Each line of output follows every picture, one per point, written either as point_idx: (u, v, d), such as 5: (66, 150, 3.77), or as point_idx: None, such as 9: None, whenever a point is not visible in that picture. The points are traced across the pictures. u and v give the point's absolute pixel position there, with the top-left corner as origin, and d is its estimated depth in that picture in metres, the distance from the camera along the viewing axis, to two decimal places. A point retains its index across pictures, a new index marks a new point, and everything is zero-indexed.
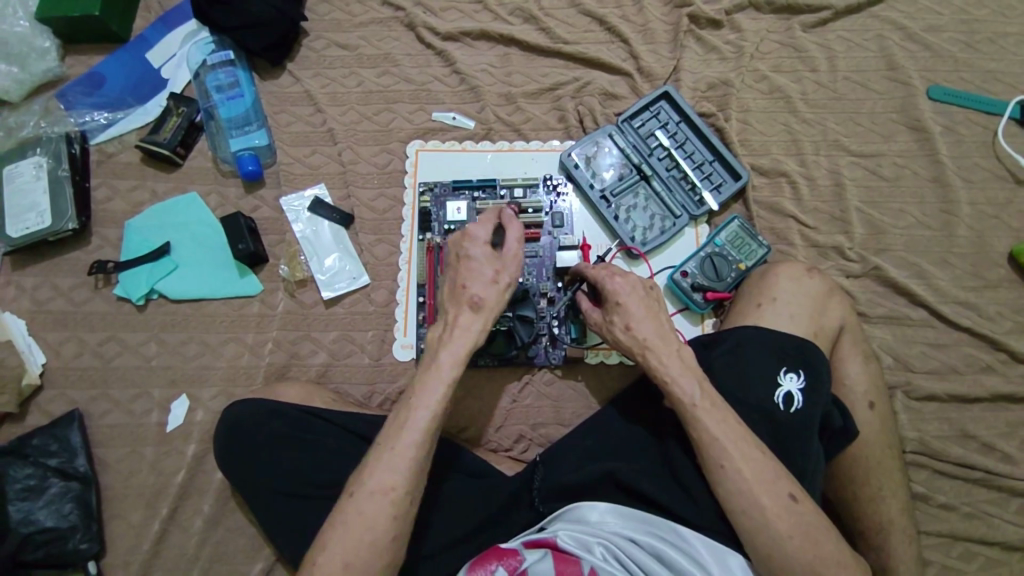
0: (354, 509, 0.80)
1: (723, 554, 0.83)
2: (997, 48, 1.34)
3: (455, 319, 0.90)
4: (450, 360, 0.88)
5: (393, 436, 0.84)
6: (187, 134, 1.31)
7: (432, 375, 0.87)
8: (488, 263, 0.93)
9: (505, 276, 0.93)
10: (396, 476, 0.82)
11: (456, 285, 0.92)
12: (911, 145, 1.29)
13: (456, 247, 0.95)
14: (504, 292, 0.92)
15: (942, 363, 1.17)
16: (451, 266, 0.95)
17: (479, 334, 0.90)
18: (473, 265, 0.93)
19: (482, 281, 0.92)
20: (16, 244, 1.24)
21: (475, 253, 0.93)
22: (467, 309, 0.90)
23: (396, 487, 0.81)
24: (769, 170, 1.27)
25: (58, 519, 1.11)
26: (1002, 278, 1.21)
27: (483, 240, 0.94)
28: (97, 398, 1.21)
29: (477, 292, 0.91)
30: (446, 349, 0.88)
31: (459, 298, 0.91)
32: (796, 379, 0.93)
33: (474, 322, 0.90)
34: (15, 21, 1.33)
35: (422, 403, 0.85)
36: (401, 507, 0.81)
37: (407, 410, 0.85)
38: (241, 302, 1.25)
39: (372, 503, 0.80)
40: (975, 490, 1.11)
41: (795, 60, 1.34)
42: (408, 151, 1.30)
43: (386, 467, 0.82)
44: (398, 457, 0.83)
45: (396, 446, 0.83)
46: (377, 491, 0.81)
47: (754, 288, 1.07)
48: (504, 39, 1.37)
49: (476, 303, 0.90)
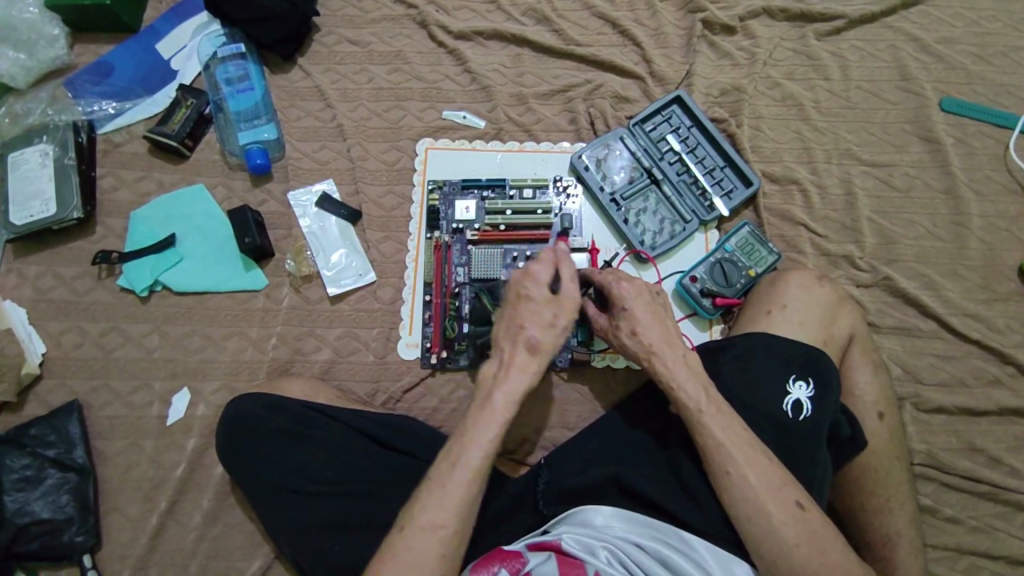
0: (402, 547, 0.77)
1: (729, 561, 0.82)
2: (1009, 61, 1.33)
3: (512, 359, 0.88)
4: (505, 399, 0.86)
5: (445, 475, 0.82)
6: (196, 125, 1.30)
7: (487, 415, 0.85)
8: (548, 306, 0.91)
9: (564, 320, 0.91)
10: (445, 515, 0.79)
11: (513, 324, 0.90)
12: (923, 157, 1.28)
13: (517, 286, 0.93)
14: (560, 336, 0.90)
15: (951, 375, 1.16)
16: (510, 303, 0.93)
17: (532, 378, 0.88)
18: (534, 306, 0.91)
19: (542, 324, 0.90)
20: (19, 232, 1.23)
21: (535, 292, 0.91)
22: (526, 352, 0.88)
23: (445, 526, 0.79)
24: (780, 178, 1.27)
25: (55, 511, 1.10)
26: (1012, 291, 1.21)
27: (545, 281, 0.92)
28: (97, 389, 1.19)
29: (538, 336, 0.89)
30: (502, 388, 0.86)
31: (516, 339, 0.89)
32: (805, 387, 0.93)
33: (531, 365, 0.88)
34: (25, 8, 1.31)
35: (475, 443, 0.83)
36: (450, 546, 0.78)
37: (460, 447, 0.83)
38: (246, 296, 1.23)
39: (421, 542, 0.77)
40: (983, 504, 1.10)
41: (808, 67, 1.34)
42: (417, 149, 1.29)
43: (434, 506, 0.80)
44: (449, 495, 0.80)
45: (446, 485, 0.81)
46: (425, 530, 0.78)
47: (765, 295, 1.06)
48: (517, 40, 1.36)
49: (532, 347, 0.88)
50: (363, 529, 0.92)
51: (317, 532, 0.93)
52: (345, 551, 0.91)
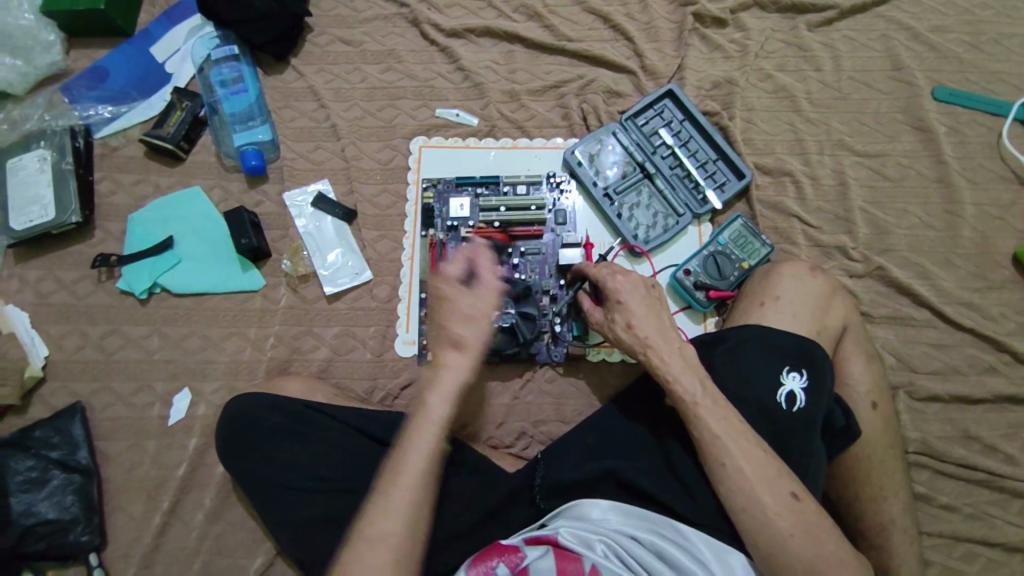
0: (353, 557, 0.79)
1: (724, 552, 0.83)
2: (1002, 49, 1.33)
3: (441, 359, 0.91)
4: (439, 400, 0.89)
5: (386, 482, 0.84)
6: (191, 128, 1.31)
7: (424, 418, 0.87)
8: (465, 301, 0.93)
9: (484, 312, 0.93)
10: (392, 521, 0.81)
11: (438, 327, 0.94)
12: (915, 146, 1.29)
13: (435, 288, 0.96)
14: (486, 328, 0.93)
15: (945, 364, 1.17)
16: (434, 306, 0.96)
17: (466, 372, 0.91)
18: (453, 304, 0.93)
19: (463, 320, 0.92)
20: (20, 237, 1.24)
21: (450, 291, 0.94)
22: (453, 350, 0.91)
23: (394, 531, 0.80)
24: (773, 170, 1.27)
25: (60, 512, 1.11)
26: (1005, 279, 1.21)
27: (458, 277, 0.94)
28: (99, 391, 1.21)
29: (460, 332, 0.92)
30: (433, 390, 0.89)
31: (443, 340, 0.92)
32: (798, 378, 0.93)
33: (462, 363, 0.91)
34: (20, 14, 1.33)
35: (414, 447, 0.85)
36: (401, 547, 0.79)
37: (399, 454, 0.85)
38: (244, 296, 1.25)
39: (371, 550, 0.79)
40: (978, 491, 1.11)
41: (800, 59, 1.34)
42: (411, 147, 1.30)
43: (380, 514, 0.81)
44: (394, 500, 0.82)
45: (389, 492, 0.82)
46: (375, 538, 0.79)
47: (758, 287, 1.07)
48: (508, 37, 1.37)
49: (458, 343, 0.91)
50: None
51: (316, 529, 0.94)
52: None
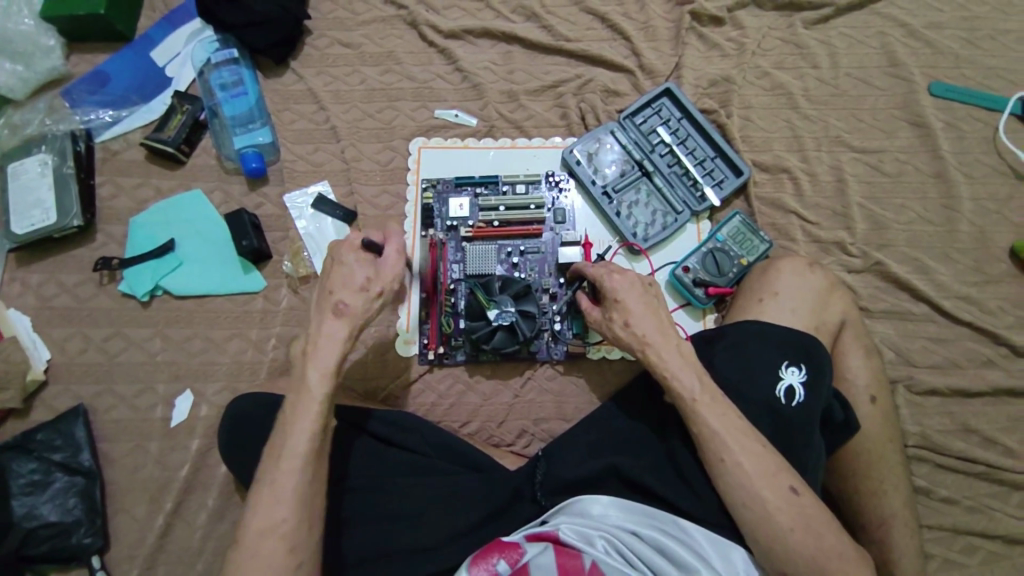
0: (247, 556, 0.79)
1: (725, 547, 0.84)
2: (997, 44, 1.34)
3: (320, 330, 0.91)
4: (321, 377, 0.88)
5: (272, 470, 0.84)
6: (192, 131, 1.32)
7: (305, 399, 0.87)
8: (360, 271, 0.95)
9: (378, 286, 0.94)
10: (282, 510, 0.81)
11: (324, 291, 0.94)
12: (912, 142, 1.29)
13: (332, 253, 0.97)
14: (372, 299, 0.94)
15: (944, 358, 1.17)
16: (324, 271, 0.97)
17: (344, 343, 0.91)
18: (344, 271, 0.95)
19: (351, 288, 0.93)
20: (21, 241, 1.25)
21: (348, 258, 0.95)
22: (333, 318, 0.91)
23: (285, 522, 0.81)
24: (771, 167, 1.28)
25: (63, 513, 1.12)
26: (1003, 273, 1.22)
27: (356, 246, 0.97)
28: (102, 393, 1.21)
29: (346, 300, 0.92)
30: (314, 365, 0.89)
31: (325, 305, 0.93)
32: (797, 373, 0.93)
33: (340, 334, 0.91)
34: (20, 20, 1.34)
35: (296, 429, 0.85)
36: (295, 537, 0.81)
37: (284, 438, 0.85)
38: (245, 298, 1.25)
39: (263, 545, 0.79)
40: (978, 485, 1.11)
41: (796, 56, 1.34)
42: (410, 148, 1.30)
43: (267, 505, 0.81)
44: (282, 488, 0.82)
45: (276, 481, 0.83)
46: (265, 533, 0.80)
47: (756, 283, 1.07)
48: (506, 37, 1.37)
49: (341, 310, 0.92)
50: (366, 525, 0.94)
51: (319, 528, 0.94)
52: (350, 545, 0.93)
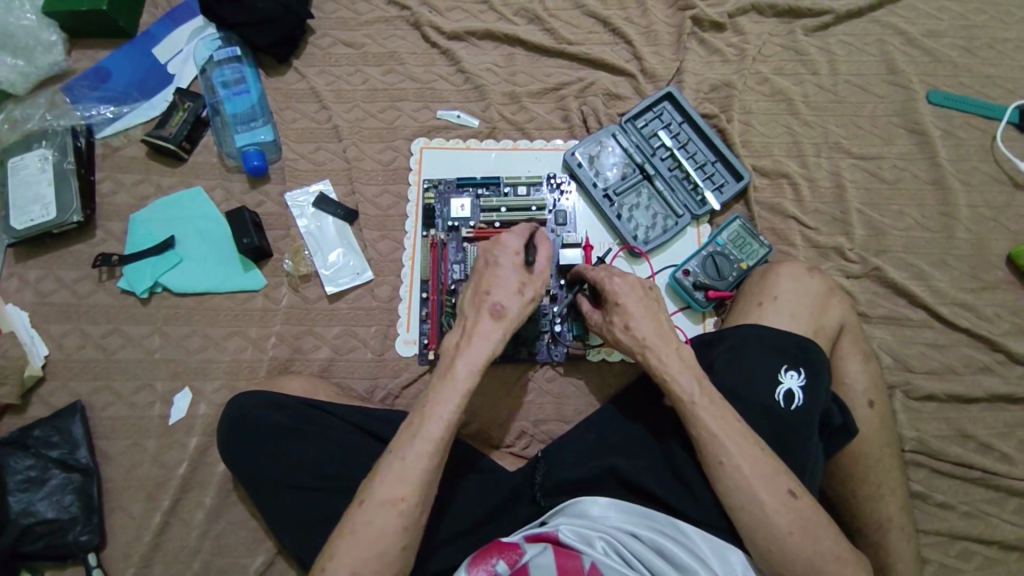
0: (362, 521, 0.80)
1: (723, 549, 0.84)
2: (995, 53, 1.35)
3: (475, 325, 0.89)
4: (466, 368, 0.86)
5: (407, 446, 0.83)
6: (193, 128, 1.32)
7: (449, 385, 0.86)
8: (516, 274, 0.92)
9: (532, 290, 0.92)
10: (406, 488, 0.81)
11: (480, 291, 0.92)
12: (910, 149, 1.30)
13: (486, 253, 0.95)
14: (527, 304, 0.91)
15: (940, 363, 1.18)
16: (478, 271, 0.94)
17: (496, 342, 0.89)
18: (501, 273, 0.92)
19: (507, 290, 0.91)
20: (20, 236, 1.24)
21: (505, 262, 0.93)
22: (489, 318, 0.89)
23: (406, 498, 0.80)
24: (770, 172, 1.29)
25: (59, 511, 1.11)
26: (1000, 279, 1.23)
27: (515, 249, 0.94)
28: (100, 390, 1.21)
29: (502, 301, 0.90)
30: (463, 356, 0.87)
31: (481, 304, 0.90)
32: (796, 377, 0.94)
33: (494, 330, 0.89)
34: (22, 15, 1.34)
35: (435, 414, 0.84)
36: (410, 517, 0.80)
37: (421, 420, 0.85)
38: (245, 296, 1.25)
39: (382, 516, 0.79)
40: (974, 489, 1.12)
41: (796, 63, 1.35)
42: (412, 149, 1.31)
43: (395, 478, 0.81)
44: (412, 468, 0.82)
45: (407, 458, 0.82)
46: (386, 504, 0.80)
47: (756, 287, 1.08)
48: (508, 39, 1.38)
49: (497, 311, 0.89)
50: None
51: (319, 527, 0.94)
52: None
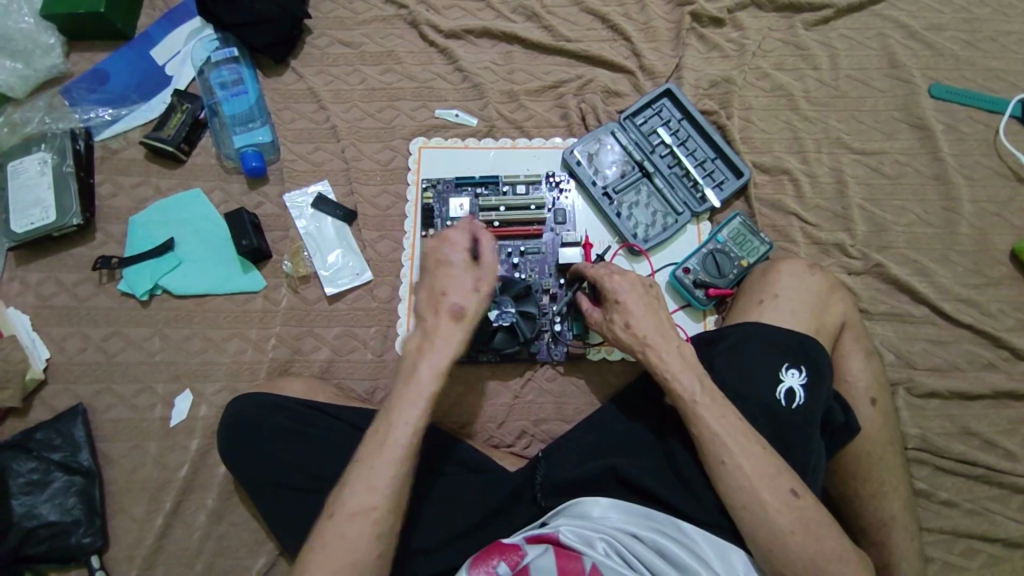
0: (335, 533, 0.79)
1: (725, 549, 0.83)
2: (998, 46, 1.34)
3: (433, 329, 0.89)
4: (429, 372, 0.87)
5: (372, 453, 0.83)
6: (192, 130, 1.32)
7: (412, 389, 0.86)
8: (468, 273, 0.92)
9: (486, 286, 0.92)
10: (377, 495, 0.81)
11: (434, 292, 0.91)
12: (913, 144, 1.29)
13: (434, 253, 0.94)
14: (483, 302, 0.91)
15: (944, 360, 1.17)
16: (427, 272, 0.94)
17: (457, 345, 0.89)
18: (452, 274, 0.92)
19: (462, 289, 0.91)
20: (20, 240, 1.24)
21: (455, 261, 0.92)
22: (448, 320, 0.89)
23: (378, 506, 0.80)
24: (771, 168, 1.28)
25: (62, 513, 1.12)
26: (1003, 275, 1.22)
27: (464, 247, 0.94)
28: (101, 393, 1.21)
29: (458, 301, 0.90)
30: (424, 360, 0.87)
31: (437, 306, 0.90)
32: (797, 375, 0.93)
33: (454, 333, 0.89)
34: (21, 18, 1.34)
35: (400, 420, 0.84)
36: (384, 523, 0.80)
37: (387, 426, 0.84)
38: (245, 297, 1.25)
39: (355, 525, 0.79)
40: (978, 487, 1.11)
41: (797, 58, 1.34)
42: (410, 148, 1.30)
43: (365, 486, 0.81)
44: (380, 474, 0.82)
45: (375, 465, 0.82)
46: (357, 514, 0.80)
47: (757, 285, 1.07)
48: (506, 37, 1.37)
49: (455, 312, 0.89)
50: None
51: None
52: None
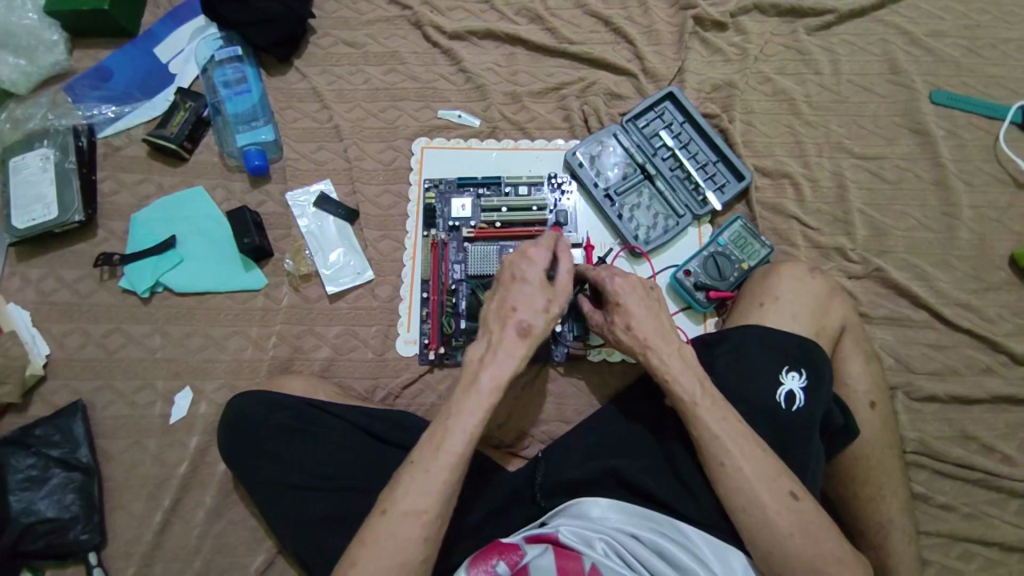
0: (384, 531, 0.79)
1: (723, 550, 0.84)
2: (998, 53, 1.35)
3: (501, 340, 0.89)
4: (491, 384, 0.86)
5: (429, 458, 0.83)
6: (195, 128, 1.32)
7: (473, 400, 0.85)
8: (540, 289, 0.91)
9: (557, 305, 0.91)
10: (428, 499, 0.81)
11: (504, 305, 0.91)
12: (913, 149, 1.30)
13: (513, 268, 0.94)
14: (553, 320, 0.91)
15: (943, 364, 1.18)
16: (502, 284, 0.93)
17: (521, 359, 0.88)
18: (526, 288, 0.91)
19: (533, 307, 0.90)
20: (22, 235, 1.24)
21: (531, 277, 0.92)
22: (515, 334, 0.88)
23: (429, 509, 0.80)
24: (772, 172, 1.28)
25: (61, 509, 1.12)
26: (1002, 281, 1.22)
27: (541, 263, 0.93)
28: (101, 389, 1.21)
29: (527, 317, 0.89)
30: (488, 371, 0.87)
31: (505, 319, 0.90)
32: (798, 378, 0.93)
33: (519, 347, 0.88)
34: (24, 14, 1.34)
35: (460, 429, 0.84)
36: (431, 527, 0.80)
37: (446, 433, 0.84)
38: (246, 295, 1.25)
39: (403, 526, 0.79)
40: (976, 491, 1.12)
41: (799, 62, 1.35)
42: (413, 148, 1.31)
43: (419, 488, 0.81)
44: (434, 480, 0.82)
45: (431, 470, 0.82)
46: (408, 514, 0.80)
47: (757, 287, 1.08)
48: (510, 39, 1.38)
49: (524, 328, 0.89)
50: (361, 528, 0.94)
51: (318, 528, 0.94)
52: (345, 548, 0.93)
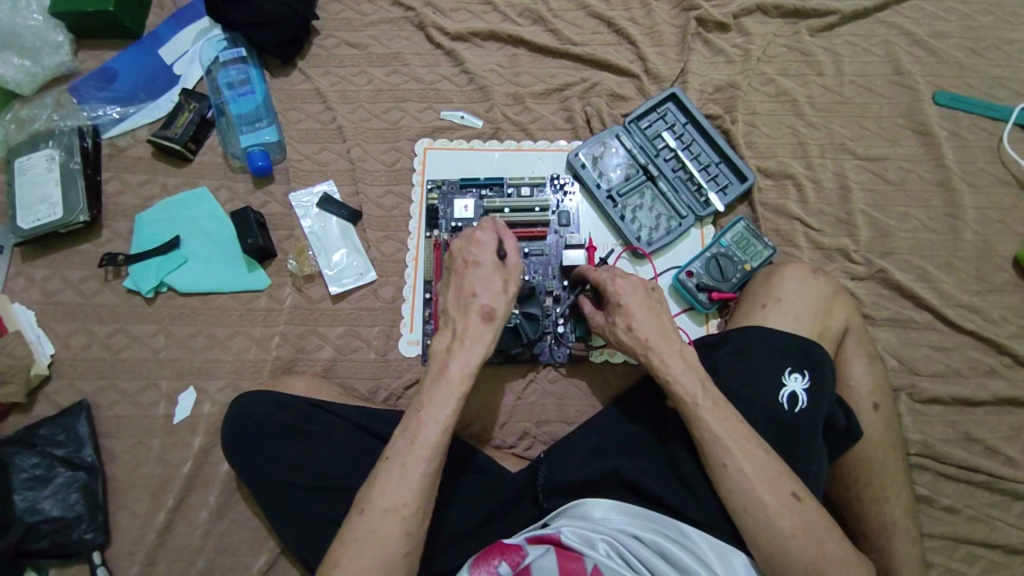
0: (366, 528, 0.79)
1: (726, 552, 0.84)
2: (1002, 54, 1.34)
3: (463, 328, 0.89)
4: (457, 370, 0.87)
5: (402, 450, 0.83)
6: (198, 129, 1.32)
7: (441, 388, 0.86)
8: (495, 273, 0.92)
9: (512, 286, 0.92)
10: (409, 491, 0.81)
11: (462, 293, 0.91)
12: (917, 150, 1.29)
13: (462, 254, 0.94)
14: (511, 303, 0.92)
15: (946, 366, 1.18)
16: (456, 272, 0.94)
17: (487, 344, 0.89)
18: (481, 273, 0.92)
19: (492, 291, 0.91)
20: (27, 236, 1.25)
21: (484, 262, 0.92)
22: (477, 319, 0.89)
23: (407, 503, 0.81)
24: (775, 173, 1.28)
25: (64, 509, 1.12)
26: (1006, 282, 1.22)
27: (490, 247, 0.93)
28: (105, 389, 1.22)
29: (487, 302, 0.90)
30: (454, 359, 0.88)
31: (466, 307, 0.90)
32: (800, 379, 0.93)
33: (483, 333, 0.89)
34: (29, 15, 1.34)
35: (431, 418, 0.85)
36: (414, 520, 0.80)
37: (418, 423, 0.85)
38: (249, 296, 1.26)
39: (387, 521, 0.79)
40: (979, 493, 1.11)
41: (801, 63, 1.35)
42: (416, 149, 1.31)
43: (397, 481, 0.81)
44: (411, 472, 0.82)
45: (407, 463, 0.82)
46: (389, 509, 0.80)
47: (760, 289, 1.08)
48: (513, 40, 1.38)
49: (486, 314, 0.89)
50: None
51: (318, 527, 0.94)
52: None
